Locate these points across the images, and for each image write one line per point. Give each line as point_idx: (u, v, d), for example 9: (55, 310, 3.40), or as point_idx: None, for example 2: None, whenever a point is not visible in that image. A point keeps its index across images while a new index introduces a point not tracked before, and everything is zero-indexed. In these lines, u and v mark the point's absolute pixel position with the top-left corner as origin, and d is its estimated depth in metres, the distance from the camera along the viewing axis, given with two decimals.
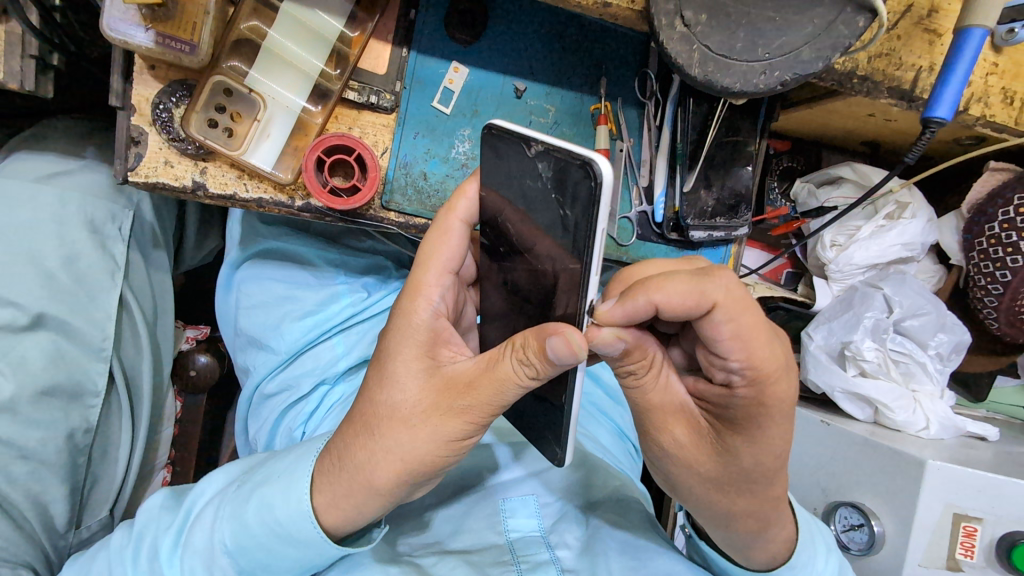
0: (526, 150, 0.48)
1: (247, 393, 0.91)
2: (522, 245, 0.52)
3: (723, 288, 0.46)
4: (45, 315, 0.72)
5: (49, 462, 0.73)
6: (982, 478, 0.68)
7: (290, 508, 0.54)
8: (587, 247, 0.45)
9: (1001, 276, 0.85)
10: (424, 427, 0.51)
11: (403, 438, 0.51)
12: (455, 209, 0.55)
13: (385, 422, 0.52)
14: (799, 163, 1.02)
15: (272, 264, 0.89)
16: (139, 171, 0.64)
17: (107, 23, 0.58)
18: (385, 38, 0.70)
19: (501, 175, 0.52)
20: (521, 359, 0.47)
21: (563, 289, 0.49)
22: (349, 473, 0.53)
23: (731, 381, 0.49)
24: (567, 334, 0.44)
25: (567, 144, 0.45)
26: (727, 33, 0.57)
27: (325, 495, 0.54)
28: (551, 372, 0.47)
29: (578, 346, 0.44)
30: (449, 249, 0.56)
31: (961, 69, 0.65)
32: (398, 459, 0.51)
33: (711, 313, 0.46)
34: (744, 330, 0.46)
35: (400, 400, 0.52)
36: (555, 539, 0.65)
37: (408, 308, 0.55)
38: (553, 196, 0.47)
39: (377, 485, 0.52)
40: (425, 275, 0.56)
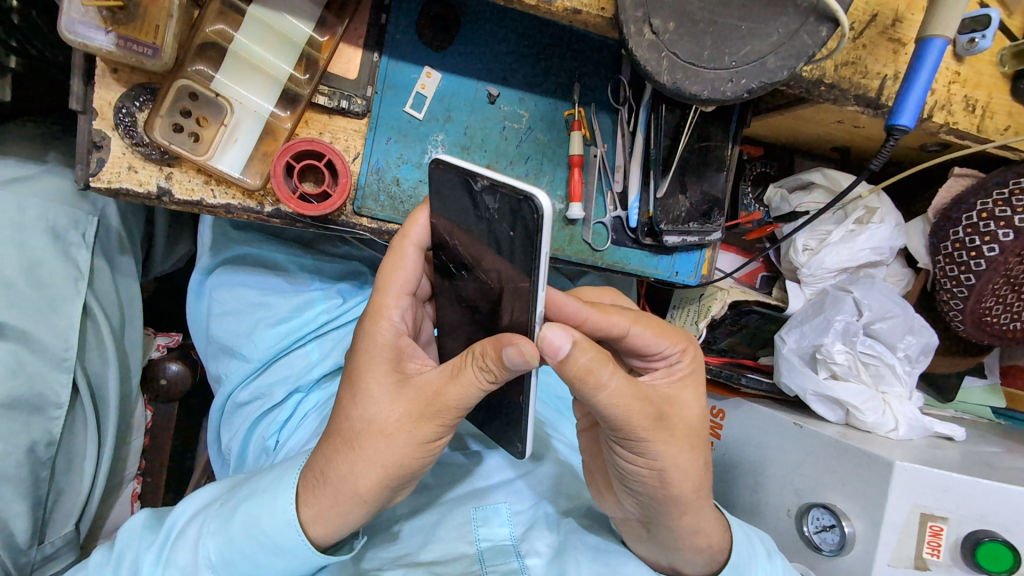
0: (474, 185, 0.49)
1: (218, 403, 0.89)
2: (474, 263, 0.53)
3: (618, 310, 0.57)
4: (4, 324, 0.70)
5: (9, 476, 0.71)
6: (947, 478, 0.70)
7: (276, 519, 0.53)
8: (532, 269, 0.46)
9: (965, 280, 0.87)
10: (399, 432, 0.51)
11: (381, 446, 0.51)
12: (409, 235, 0.56)
13: (362, 435, 0.51)
14: (772, 168, 1.03)
15: (242, 270, 0.88)
16: (101, 177, 0.63)
17: (65, 24, 0.56)
18: (356, 43, 0.69)
19: (455, 214, 0.52)
20: (481, 366, 0.47)
21: (507, 299, 0.50)
22: (332, 484, 0.52)
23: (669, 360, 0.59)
24: (521, 344, 0.44)
25: (509, 181, 0.45)
26: (695, 42, 0.57)
27: (309, 504, 0.53)
28: (510, 374, 0.47)
29: (530, 355, 0.45)
30: (405, 272, 0.57)
31: (923, 78, 0.66)
32: (379, 467, 0.51)
33: (626, 330, 0.57)
34: (654, 325, 0.58)
35: (377, 414, 0.51)
36: (525, 547, 0.65)
37: (370, 329, 0.56)
38: (501, 225, 0.48)
39: (361, 492, 0.51)
40: (386, 297, 0.57)
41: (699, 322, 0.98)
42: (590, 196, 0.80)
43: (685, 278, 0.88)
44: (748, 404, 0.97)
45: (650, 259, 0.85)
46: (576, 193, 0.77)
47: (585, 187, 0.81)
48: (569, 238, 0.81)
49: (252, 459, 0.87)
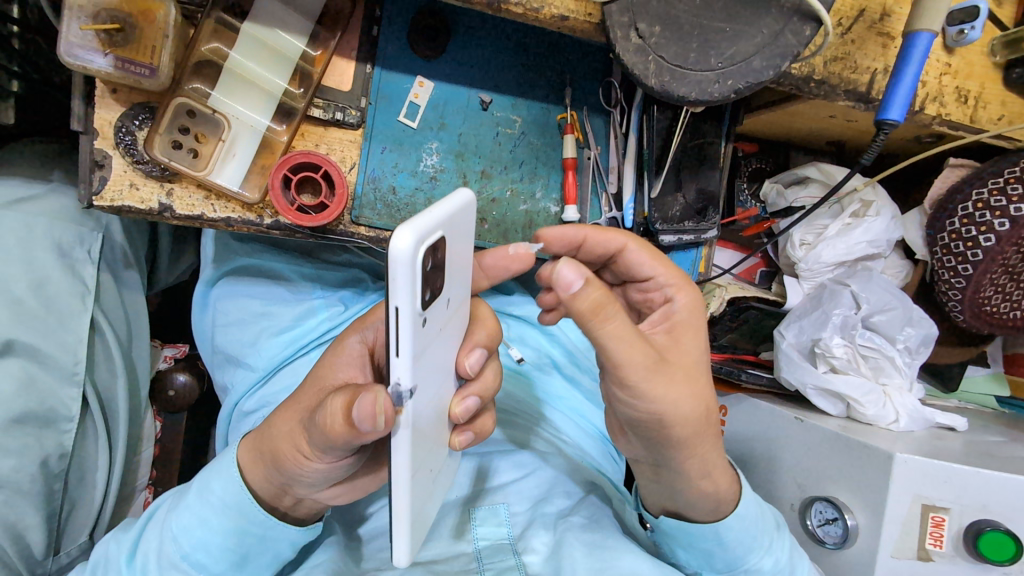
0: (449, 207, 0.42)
1: (226, 411, 0.90)
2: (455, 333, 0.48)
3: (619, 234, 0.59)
4: (15, 341, 0.72)
5: (23, 489, 0.73)
6: (947, 469, 0.70)
7: (222, 477, 0.56)
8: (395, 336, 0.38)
9: (963, 270, 0.87)
10: (286, 421, 0.52)
11: (274, 423, 0.54)
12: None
13: (279, 412, 0.55)
14: (767, 164, 1.03)
15: (246, 281, 0.90)
16: (104, 196, 0.64)
17: (65, 49, 0.58)
18: (349, 55, 0.70)
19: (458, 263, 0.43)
20: (339, 406, 0.44)
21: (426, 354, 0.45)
22: (250, 447, 0.57)
23: (665, 294, 0.59)
24: (372, 400, 0.42)
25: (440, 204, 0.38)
26: (681, 44, 0.58)
27: (247, 460, 0.55)
28: (362, 430, 0.43)
29: (377, 411, 0.41)
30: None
31: (910, 72, 0.66)
32: (264, 445, 0.54)
33: (624, 249, 0.58)
34: (652, 253, 0.59)
35: (303, 399, 0.55)
36: (522, 545, 0.66)
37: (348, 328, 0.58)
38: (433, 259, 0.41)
39: (251, 459, 0.55)
40: (378, 309, 0.59)
41: None
42: (586, 198, 0.82)
43: None
44: (749, 400, 0.97)
45: None
46: (571, 195, 0.78)
47: (580, 189, 0.82)
48: None
49: None
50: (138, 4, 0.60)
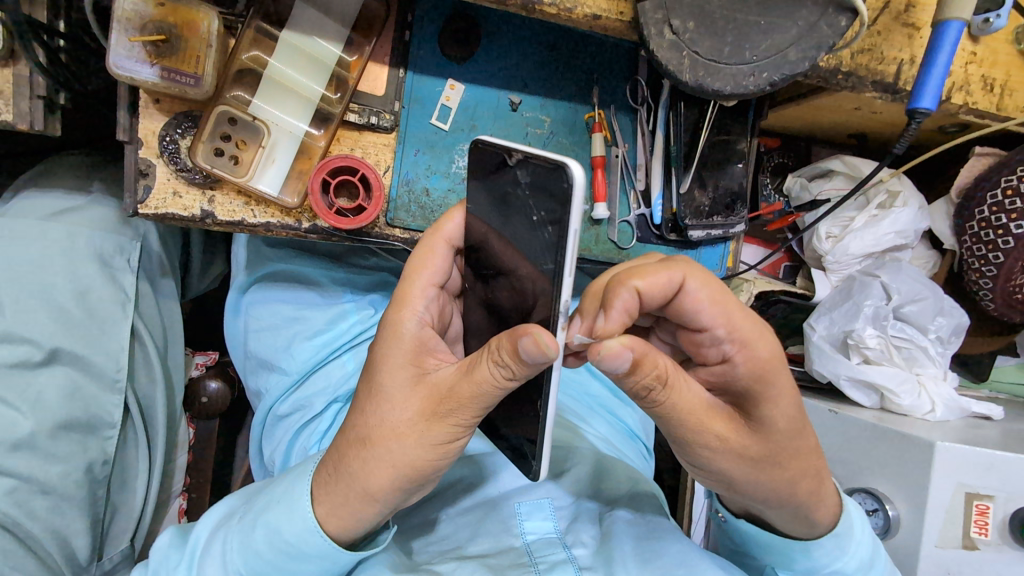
0: (508, 160, 0.50)
1: (260, 416, 0.92)
2: (501, 267, 0.55)
3: (689, 264, 0.50)
4: (60, 349, 0.73)
5: (70, 495, 0.74)
6: (990, 456, 0.70)
7: (297, 528, 0.54)
8: (557, 258, 0.46)
9: (994, 258, 0.87)
10: (412, 432, 0.51)
11: (393, 445, 0.51)
12: (444, 230, 0.57)
13: (376, 433, 0.51)
14: (790, 159, 1.03)
15: (279, 287, 0.91)
16: (149, 204, 0.65)
17: (114, 61, 0.60)
18: (382, 60, 0.71)
19: (490, 193, 0.54)
20: (496, 361, 0.46)
21: (539, 307, 0.50)
22: (344, 482, 0.53)
23: (725, 351, 0.50)
24: (537, 335, 0.43)
25: (542, 152, 0.46)
26: (715, 39, 0.59)
27: (323, 505, 0.54)
28: (526, 371, 0.46)
29: (548, 346, 0.43)
30: (431, 265, 0.56)
31: (942, 60, 0.67)
32: (390, 465, 0.51)
33: (684, 287, 0.49)
34: (716, 294, 0.49)
35: (385, 400, 0.52)
36: (571, 539, 0.64)
37: (394, 320, 0.55)
38: (532, 202, 0.49)
39: (372, 489, 0.52)
40: (411, 287, 0.56)
41: None
42: (614, 196, 0.82)
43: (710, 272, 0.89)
44: None
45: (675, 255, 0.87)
46: (599, 193, 0.80)
47: (609, 188, 0.82)
48: (595, 238, 0.82)
49: None
50: (181, 14, 0.62)
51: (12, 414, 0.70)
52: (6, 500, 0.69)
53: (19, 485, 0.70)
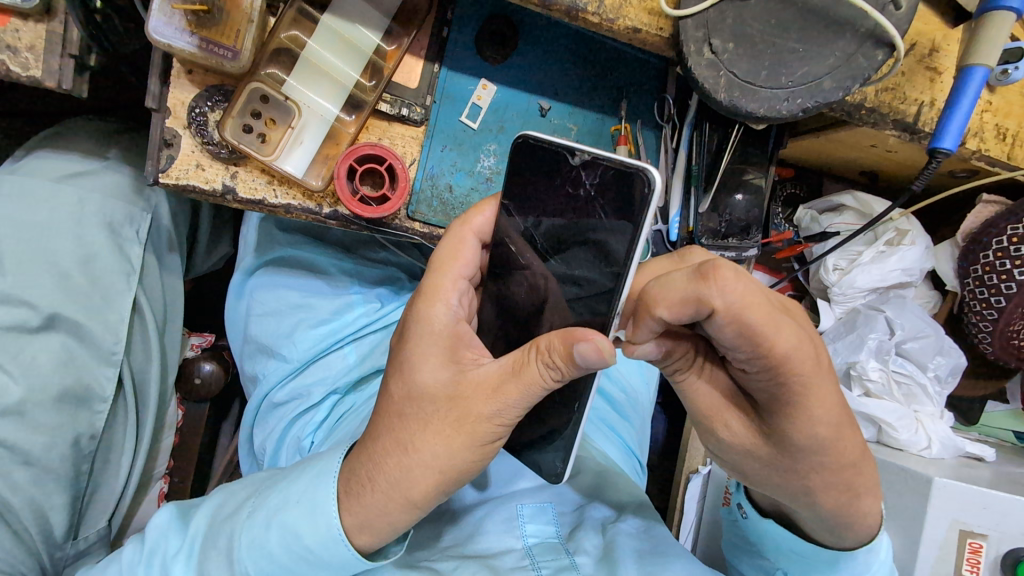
0: (570, 159, 0.51)
1: (255, 403, 0.90)
2: (518, 261, 0.56)
3: (721, 291, 0.44)
4: (59, 316, 0.71)
5: (53, 468, 0.71)
6: (987, 495, 0.70)
7: (319, 535, 0.52)
8: (622, 262, 0.48)
9: (996, 302, 0.89)
10: (456, 435, 0.50)
11: (438, 450, 0.50)
12: (471, 222, 0.57)
13: (420, 438, 0.50)
14: (801, 190, 1.05)
15: (286, 272, 0.90)
16: (170, 173, 0.64)
17: (153, 27, 0.59)
18: (419, 54, 0.71)
19: (536, 185, 0.54)
20: (547, 363, 0.47)
21: (551, 309, 0.55)
22: (382, 491, 0.50)
23: (746, 368, 0.48)
24: (596, 340, 0.45)
25: (616, 156, 0.48)
26: (754, 62, 0.60)
27: (354, 517, 0.51)
28: (576, 372, 0.47)
29: (606, 352, 0.45)
30: (459, 257, 0.56)
31: (965, 103, 0.70)
32: (434, 470, 0.50)
33: (711, 317, 0.45)
34: (750, 325, 0.44)
35: (425, 400, 0.51)
36: (574, 546, 0.63)
37: (427, 313, 0.54)
38: (593, 204, 0.50)
39: (414, 496, 0.50)
40: (440, 280, 0.56)
41: None
42: None
43: None
44: None
45: None
46: None
47: None
48: None
49: (285, 463, 0.86)
50: None
51: (4, 379, 0.68)
52: None
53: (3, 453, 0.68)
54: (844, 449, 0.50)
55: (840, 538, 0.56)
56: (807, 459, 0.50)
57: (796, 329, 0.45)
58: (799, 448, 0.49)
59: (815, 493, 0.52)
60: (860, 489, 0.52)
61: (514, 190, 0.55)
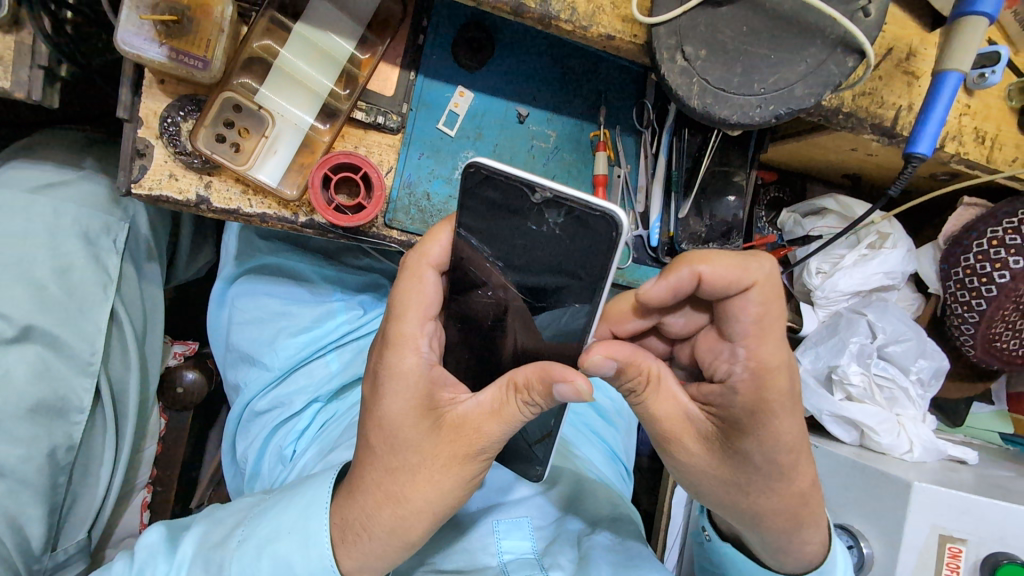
0: (532, 196, 0.49)
1: (236, 411, 0.89)
2: (477, 283, 0.55)
3: (765, 271, 0.47)
4: (34, 326, 0.71)
5: (28, 481, 0.71)
6: (965, 499, 0.70)
7: (311, 565, 0.52)
8: (594, 296, 0.50)
9: (977, 305, 0.89)
10: (446, 477, 0.50)
11: (431, 495, 0.50)
12: (427, 254, 0.53)
13: (410, 489, 0.50)
14: (785, 194, 1.06)
15: (267, 279, 0.90)
16: (143, 184, 0.64)
17: (121, 37, 0.58)
18: (394, 62, 0.71)
19: (495, 215, 0.51)
20: (528, 401, 0.48)
21: (517, 327, 0.56)
22: (380, 538, 0.51)
23: (732, 372, 0.49)
24: (575, 382, 0.45)
25: (582, 198, 0.47)
26: (726, 68, 0.60)
27: (353, 560, 0.52)
28: (555, 403, 0.49)
29: (585, 392, 0.46)
30: (420, 295, 0.52)
31: (940, 107, 0.70)
32: (430, 513, 0.51)
33: (746, 292, 0.47)
34: (767, 318, 0.48)
35: (410, 452, 0.50)
36: (549, 561, 0.63)
37: (398, 365, 0.51)
38: (560, 241, 0.50)
39: (414, 536, 0.52)
40: (404, 326, 0.52)
41: None
42: None
43: None
44: None
45: None
46: None
47: None
48: None
49: (266, 471, 0.86)
50: None
51: None
52: None
53: None
54: (796, 463, 0.50)
55: (782, 562, 0.56)
56: (775, 469, 0.50)
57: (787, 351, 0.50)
58: (758, 458, 0.50)
59: (761, 514, 0.52)
60: (818, 500, 0.52)
61: (470, 217, 0.52)
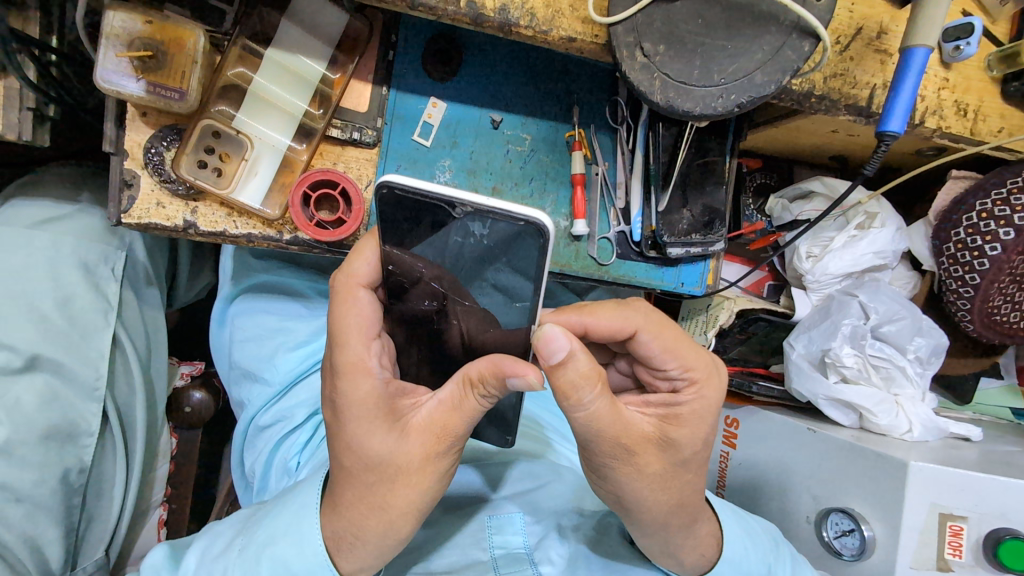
0: (454, 211, 0.50)
1: (242, 426, 0.92)
2: (412, 286, 0.57)
3: (645, 314, 0.54)
4: (40, 356, 0.74)
5: (44, 504, 0.74)
6: (963, 476, 0.70)
7: (306, 559, 0.53)
8: (534, 291, 0.53)
9: (971, 279, 0.88)
10: (422, 478, 0.52)
11: (411, 496, 0.52)
12: (356, 274, 0.54)
13: (389, 495, 0.52)
14: (772, 179, 1.05)
15: (264, 297, 0.92)
16: (132, 213, 0.67)
17: (101, 75, 0.62)
18: (366, 78, 0.73)
19: (422, 231, 0.53)
20: (485, 393, 0.50)
21: (464, 319, 0.59)
22: (373, 542, 0.53)
23: (675, 386, 0.55)
24: (527, 375, 0.49)
25: (502, 208, 0.48)
26: (685, 62, 0.60)
27: (351, 565, 0.54)
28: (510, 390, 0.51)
29: (536, 381, 0.49)
30: (360, 316, 0.54)
31: (910, 84, 0.69)
32: (413, 511, 0.53)
33: (636, 336, 0.54)
34: (669, 343, 0.54)
35: (384, 467, 0.51)
36: (539, 556, 0.67)
37: (353, 388, 0.52)
38: (492, 247, 0.52)
39: (403, 533, 0.54)
40: (352, 349, 0.53)
41: (708, 332, 1.00)
42: (594, 213, 0.83)
43: (690, 289, 0.89)
44: (760, 411, 0.95)
45: (655, 272, 0.87)
46: (581, 210, 0.80)
47: (588, 205, 0.83)
48: (575, 254, 0.84)
49: (274, 484, 0.88)
50: (170, 32, 0.64)
51: None
52: None
53: None
54: None
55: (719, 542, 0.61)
56: None
57: (709, 354, 0.57)
58: None
59: None
60: None
61: (396, 234, 0.53)
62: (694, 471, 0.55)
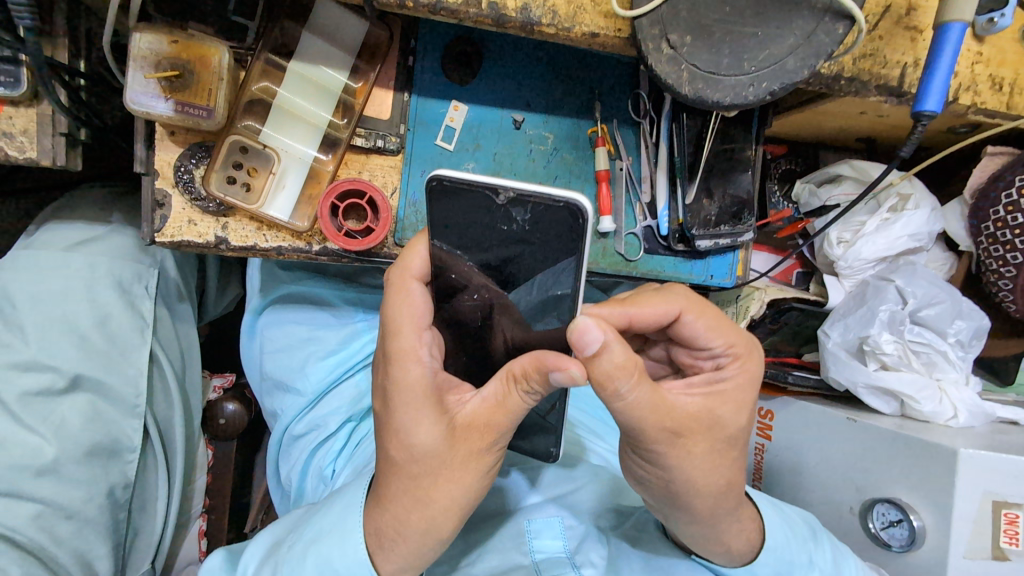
0: (497, 198, 0.50)
1: (275, 436, 0.93)
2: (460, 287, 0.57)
3: (681, 293, 0.55)
4: (82, 376, 0.75)
5: (92, 520, 0.75)
6: (1016, 463, 0.68)
7: (348, 559, 0.53)
8: (574, 280, 0.52)
9: (1012, 259, 0.85)
10: (465, 473, 0.52)
11: (454, 491, 0.52)
12: (409, 267, 0.55)
13: (432, 488, 0.52)
14: (798, 165, 1.04)
15: (293, 307, 0.93)
16: (165, 233, 0.68)
17: (132, 97, 0.62)
18: (387, 85, 0.73)
19: (464, 221, 0.53)
20: (529, 389, 0.50)
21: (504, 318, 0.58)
22: (415, 539, 0.52)
23: (719, 363, 0.55)
24: (569, 369, 0.47)
25: (543, 191, 0.49)
26: (714, 51, 0.59)
27: (391, 565, 0.54)
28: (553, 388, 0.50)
29: (579, 377, 0.47)
30: (410, 307, 0.54)
31: (945, 62, 0.67)
32: (455, 508, 0.52)
33: (679, 318, 0.54)
34: (711, 322, 0.55)
35: (428, 459, 0.51)
36: (581, 559, 0.67)
37: (402, 377, 0.52)
38: (532, 233, 0.52)
39: (444, 532, 0.53)
40: (402, 339, 0.53)
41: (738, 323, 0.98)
42: (620, 209, 0.82)
43: (721, 280, 0.88)
44: (797, 402, 0.93)
45: (684, 265, 0.86)
46: (605, 207, 0.80)
47: (614, 201, 0.82)
48: (602, 251, 0.83)
49: (310, 492, 0.88)
50: (194, 50, 0.64)
51: (38, 441, 0.72)
52: (32, 525, 0.71)
53: (45, 510, 0.72)
54: None
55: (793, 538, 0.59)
56: None
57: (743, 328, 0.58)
58: None
59: None
60: None
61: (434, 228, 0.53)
62: (740, 469, 0.55)
